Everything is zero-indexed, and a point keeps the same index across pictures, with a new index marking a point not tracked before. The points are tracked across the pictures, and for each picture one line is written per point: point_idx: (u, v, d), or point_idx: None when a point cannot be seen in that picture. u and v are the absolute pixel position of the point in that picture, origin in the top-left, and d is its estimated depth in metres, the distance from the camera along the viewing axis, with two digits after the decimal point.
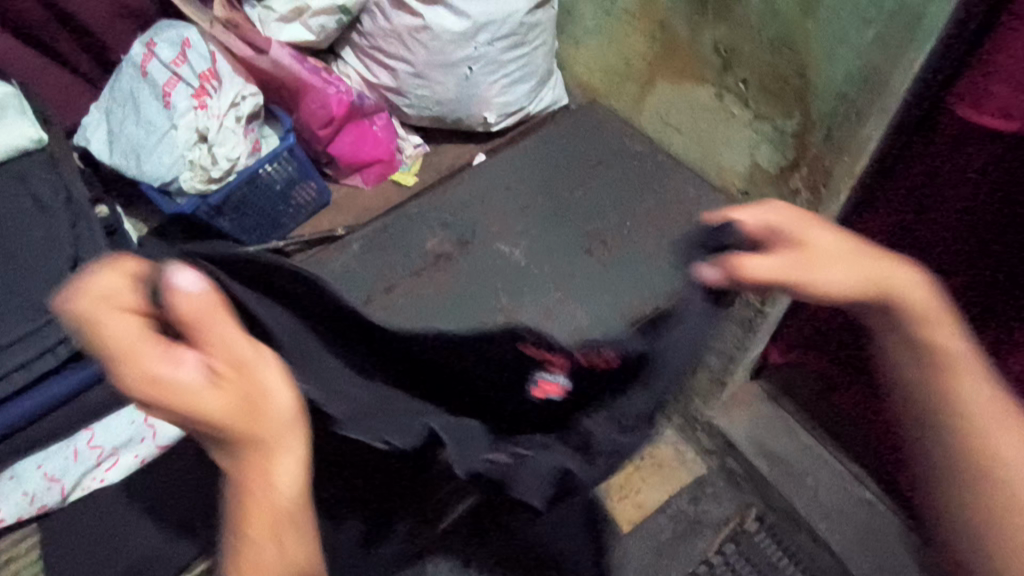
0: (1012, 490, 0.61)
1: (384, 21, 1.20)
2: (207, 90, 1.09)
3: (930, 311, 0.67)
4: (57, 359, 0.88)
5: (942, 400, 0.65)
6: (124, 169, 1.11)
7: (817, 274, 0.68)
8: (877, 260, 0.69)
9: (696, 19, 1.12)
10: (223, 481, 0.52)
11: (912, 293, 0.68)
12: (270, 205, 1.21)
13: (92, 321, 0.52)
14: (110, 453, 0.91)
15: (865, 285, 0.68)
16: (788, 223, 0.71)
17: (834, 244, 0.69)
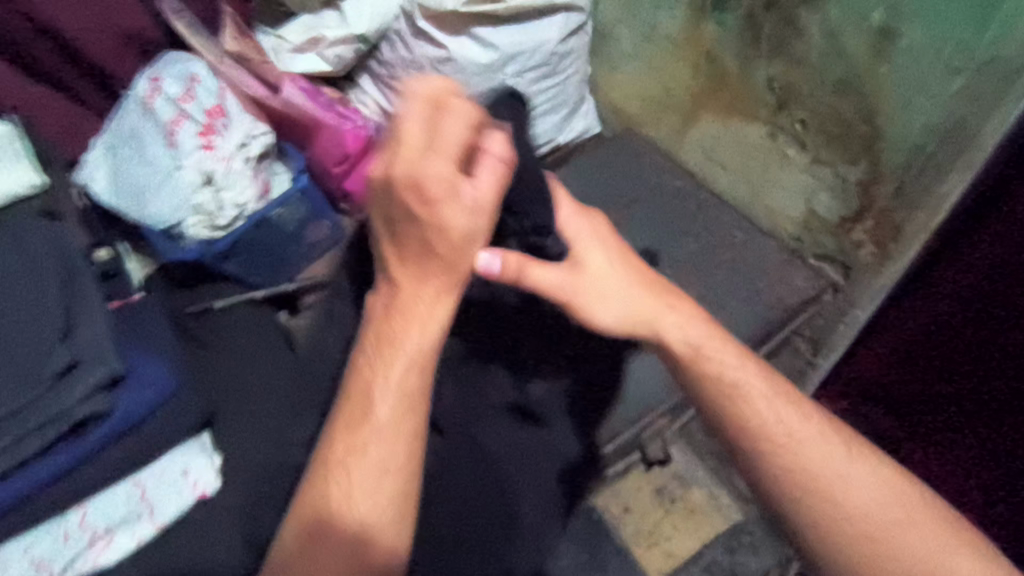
0: (834, 509, 0.71)
1: (404, 51, 1.09)
2: (215, 128, 1.01)
3: (702, 346, 0.78)
4: (45, 441, 0.75)
5: (743, 431, 0.75)
6: (126, 212, 1.03)
7: (600, 298, 0.80)
8: (650, 295, 0.81)
9: (748, 52, 1.01)
10: (386, 289, 0.66)
11: (673, 321, 0.80)
12: (281, 245, 1.15)
13: (436, 103, 0.61)
14: (104, 533, 0.83)
15: (651, 308, 0.80)
16: (582, 241, 0.82)
17: (616, 260, 0.81)
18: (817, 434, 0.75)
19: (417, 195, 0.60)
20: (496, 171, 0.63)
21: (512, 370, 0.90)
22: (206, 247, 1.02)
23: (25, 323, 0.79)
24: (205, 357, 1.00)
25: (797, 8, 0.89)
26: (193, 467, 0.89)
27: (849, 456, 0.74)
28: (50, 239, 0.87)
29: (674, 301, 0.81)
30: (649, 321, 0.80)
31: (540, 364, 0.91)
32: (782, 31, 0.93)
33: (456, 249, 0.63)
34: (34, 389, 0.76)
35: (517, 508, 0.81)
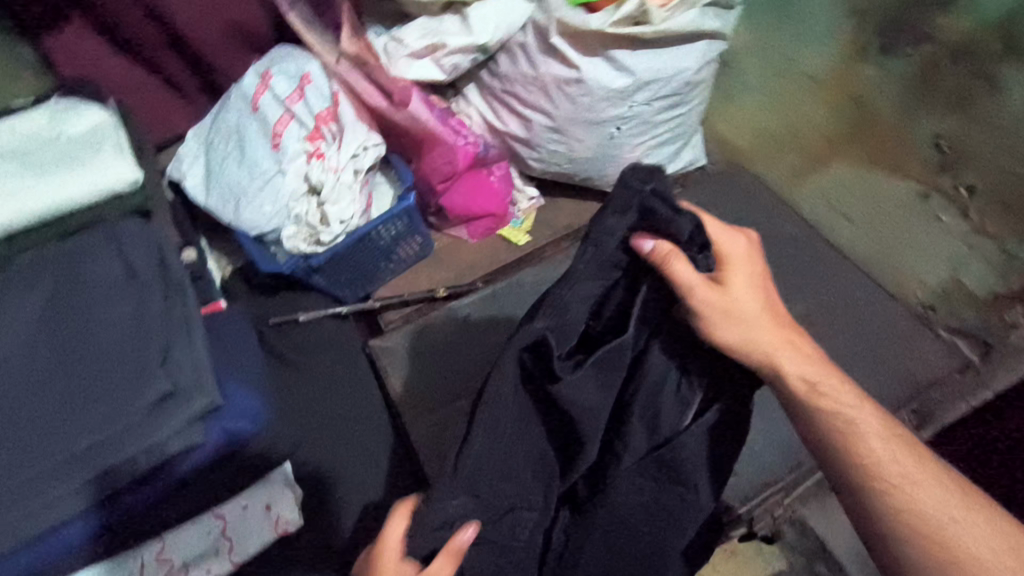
0: (943, 530, 0.58)
1: (527, 66, 1.01)
2: (323, 134, 0.94)
3: (815, 378, 0.65)
4: (138, 473, 0.69)
5: (846, 454, 0.62)
6: (219, 213, 0.96)
7: (731, 318, 0.63)
8: (781, 328, 0.67)
9: (924, 99, 0.97)
10: None
11: (793, 351, 0.66)
12: (372, 259, 1.07)
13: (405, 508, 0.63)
14: (179, 568, 0.79)
15: (778, 341, 0.66)
16: (727, 255, 0.67)
17: (752, 286, 0.67)
18: (938, 483, 0.61)
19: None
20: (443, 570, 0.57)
21: (652, 409, 0.64)
22: (302, 260, 0.96)
23: (123, 339, 0.73)
24: (299, 378, 0.96)
25: (997, 62, 0.88)
26: (276, 501, 0.83)
27: (976, 508, 0.60)
28: (147, 246, 0.80)
29: (799, 339, 0.68)
30: (774, 352, 0.65)
31: (686, 403, 0.64)
32: (970, 84, 0.92)
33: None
34: (127, 416, 0.69)
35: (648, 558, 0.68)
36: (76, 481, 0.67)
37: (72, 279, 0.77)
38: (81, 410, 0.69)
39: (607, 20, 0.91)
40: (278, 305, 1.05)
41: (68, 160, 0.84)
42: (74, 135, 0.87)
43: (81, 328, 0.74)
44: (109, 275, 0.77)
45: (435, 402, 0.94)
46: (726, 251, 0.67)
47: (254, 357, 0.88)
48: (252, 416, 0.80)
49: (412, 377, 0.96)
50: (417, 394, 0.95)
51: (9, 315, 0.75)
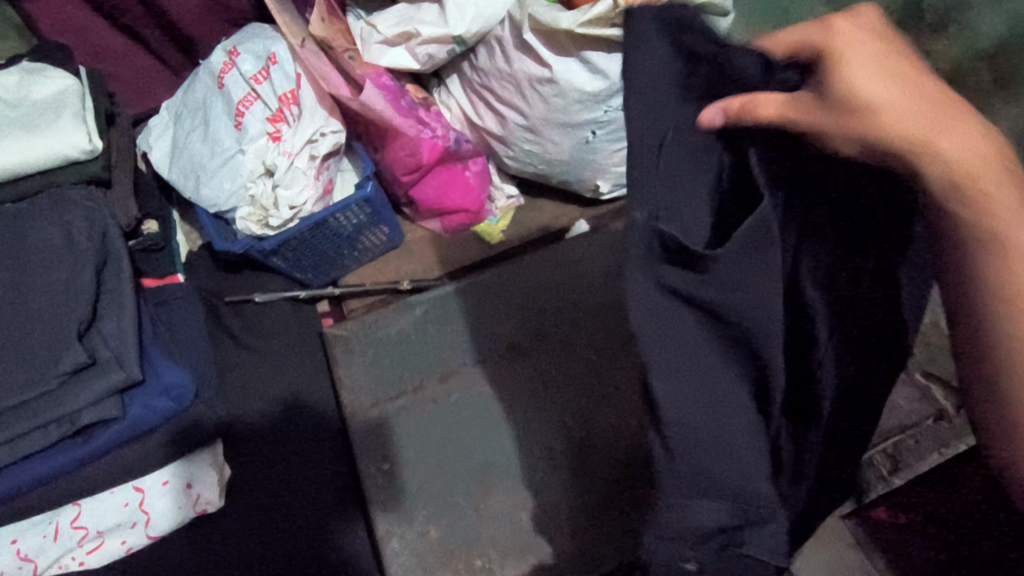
0: None
1: (503, 62, 0.97)
2: (286, 116, 0.93)
3: (976, 171, 0.44)
4: (48, 441, 0.70)
5: (989, 285, 0.44)
6: (180, 187, 0.96)
7: (853, 128, 0.44)
8: (938, 117, 0.44)
9: None
10: None
11: (975, 155, 0.44)
12: (335, 247, 1.06)
13: None
14: (95, 534, 0.80)
15: (949, 134, 0.44)
16: (837, 52, 0.45)
17: (900, 73, 0.45)
18: None
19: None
20: None
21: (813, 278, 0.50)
22: (254, 242, 0.94)
23: (50, 308, 0.74)
24: (245, 360, 0.95)
25: None
26: (198, 480, 0.83)
27: None
28: (88, 216, 0.80)
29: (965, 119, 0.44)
30: (955, 157, 0.44)
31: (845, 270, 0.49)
32: None
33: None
34: (39, 385, 0.70)
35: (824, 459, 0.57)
36: None
37: (9, 242, 0.77)
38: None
39: (579, 20, 0.86)
40: (237, 284, 1.04)
41: (26, 124, 0.84)
42: (39, 100, 0.88)
43: (11, 294, 0.74)
44: (46, 243, 0.77)
45: (379, 396, 0.95)
46: (825, 40, 0.45)
47: (197, 335, 0.89)
48: (177, 394, 0.79)
49: (359, 372, 0.96)
50: (362, 389, 0.95)
51: None
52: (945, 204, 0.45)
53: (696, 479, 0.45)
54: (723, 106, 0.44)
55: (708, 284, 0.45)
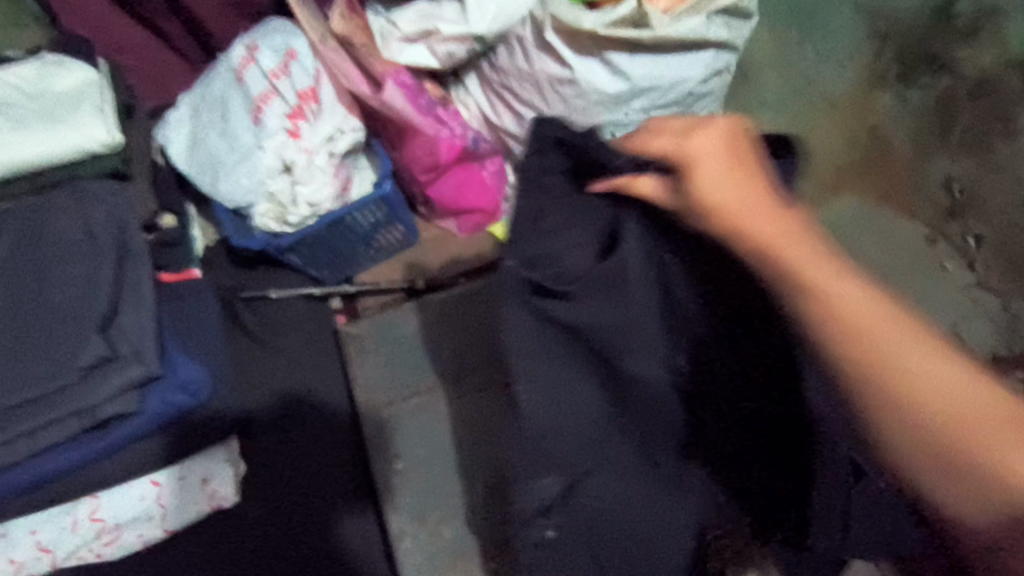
0: (964, 452, 0.40)
1: (523, 61, 0.96)
2: (304, 113, 0.93)
3: (787, 242, 0.49)
4: (68, 433, 0.71)
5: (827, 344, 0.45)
6: (197, 182, 0.96)
7: (692, 209, 0.54)
8: (752, 200, 0.51)
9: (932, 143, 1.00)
10: None
11: (776, 219, 0.50)
12: (350, 244, 1.06)
13: None
14: (113, 527, 0.80)
15: (768, 203, 0.51)
16: (669, 142, 0.55)
17: (728, 155, 0.54)
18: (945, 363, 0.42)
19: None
20: None
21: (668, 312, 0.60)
22: (272, 239, 0.95)
23: (70, 301, 0.74)
24: (262, 356, 0.96)
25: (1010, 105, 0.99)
26: (213, 475, 0.83)
27: None
28: (108, 209, 0.80)
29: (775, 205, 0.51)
30: (774, 221, 0.50)
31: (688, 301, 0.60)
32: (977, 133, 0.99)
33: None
34: (61, 377, 0.70)
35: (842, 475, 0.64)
36: (13, 432, 0.69)
37: (31, 236, 0.78)
38: (21, 366, 0.71)
39: (603, 20, 0.87)
40: (253, 281, 1.05)
41: (48, 116, 0.84)
42: (60, 92, 0.88)
43: (32, 285, 0.75)
44: (68, 235, 0.78)
45: (393, 395, 0.94)
46: (664, 141, 0.56)
47: (211, 330, 0.87)
48: (193, 391, 0.79)
49: (372, 372, 0.96)
50: (377, 388, 0.95)
51: None
52: (752, 262, 0.50)
53: (539, 461, 0.63)
54: (605, 185, 0.61)
55: (573, 308, 0.61)
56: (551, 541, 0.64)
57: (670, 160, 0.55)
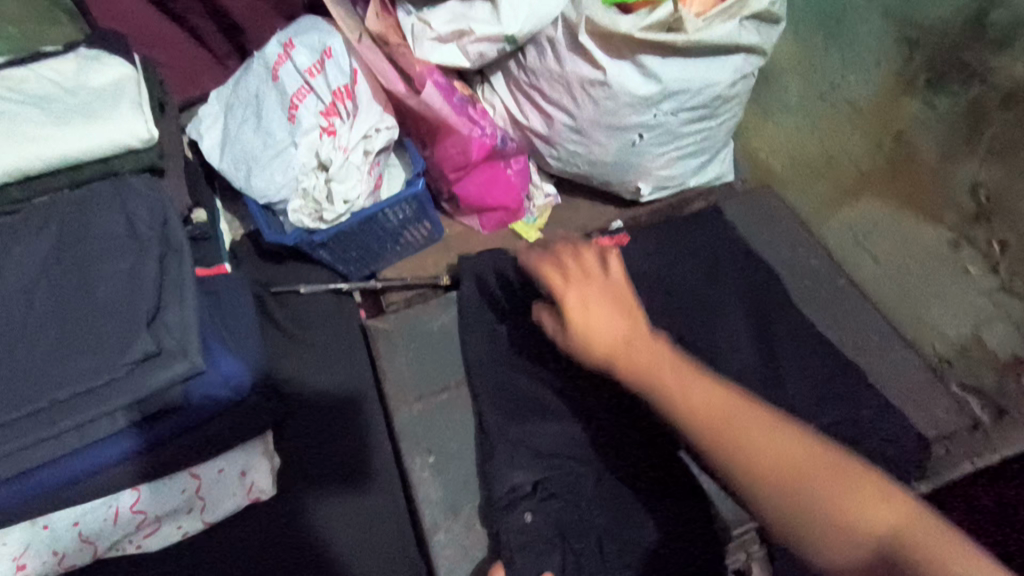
0: (805, 507, 0.50)
1: (554, 61, 0.97)
2: (339, 110, 0.94)
3: (655, 353, 0.59)
4: (116, 427, 0.72)
5: (689, 429, 0.56)
6: (230, 178, 0.96)
7: (587, 338, 0.61)
8: (628, 317, 0.62)
9: (958, 150, 1.07)
10: None
11: (641, 336, 0.60)
12: (378, 241, 1.06)
13: None
14: (153, 520, 0.81)
15: (623, 328, 0.61)
16: (555, 277, 0.64)
17: (591, 293, 0.63)
18: (776, 431, 0.54)
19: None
20: None
21: None
22: (306, 235, 0.95)
23: (116, 297, 0.75)
24: (291, 350, 0.97)
25: None
26: (252, 469, 0.85)
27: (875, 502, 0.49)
28: (149, 205, 0.82)
29: (644, 324, 0.61)
30: (622, 342, 0.60)
31: None
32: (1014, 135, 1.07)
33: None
34: (108, 372, 0.70)
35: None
36: (60, 427, 0.69)
37: (78, 231, 0.79)
38: (66, 362, 0.71)
39: (639, 24, 0.89)
40: (283, 274, 1.06)
41: (85, 111, 0.85)
42: (96, 87, 0.88)
43: (78, 281, 0.76)
44: (112, 232, 0.79)
45: (424, 389, 0.98)
46: (548, 269, 0.65)
47: (247, 323, 0.89)
48: (235, 384, 0.81)
49: (402, 366, 1.00)
50: (406, 383, 0.99)
51: (19, 257, 0.77)
52: (633, 380, 0.59)
53: (519, 452, 0.85)
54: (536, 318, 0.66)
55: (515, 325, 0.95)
56: (530, 526, 0.80)
57: (556, 288, 0.63)
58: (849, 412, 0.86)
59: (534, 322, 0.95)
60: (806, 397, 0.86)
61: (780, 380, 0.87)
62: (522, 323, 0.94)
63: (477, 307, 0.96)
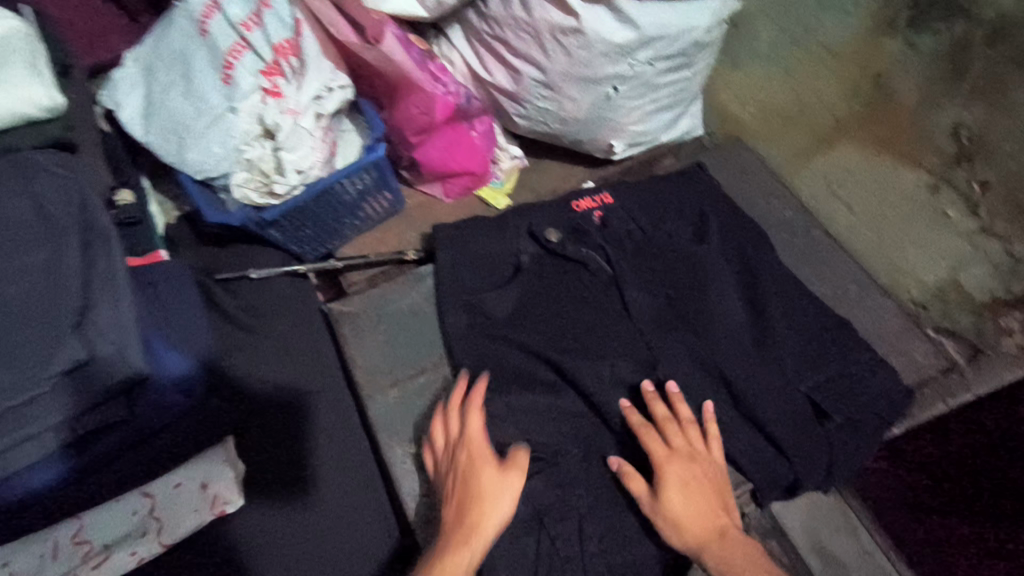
0: None
1: (519, 8, 0.88)
2: (282, 69, 0.82)
3: (733, 539, 0.69)
4: (44, 451, 0.62)
5: None
6: (159, 152, 0.83)
7: (675, 518, 0.70)
8: (713, 500, 0.72)
9: (937, 94, 1.07)
10: (453, 483, 0.73)
11: (723, 523, 0.70)
12: (334, 216, 0.96)
13: (480, 506, 0.71)
14: (102, 549, 0.73)
15: (714, 514, 0.71)
16: (658, 449, 0.74)
17: (693, 474, 0.72)
18: None
19: (443, 427, 0.78)
20: (519, 465, 0.74)
21: (564, 283, 0.87)
22: (253, 213, 0.84)
23: (29, 297, 0.63)
24: (247, 343, 0.87)
25: None
26: (214, 480, 0.77)
27: None
28: (63, 187, 0.70)
29: (728, 514, 0.72)
30: (715, 531, 0.70)
31: (575, 275, 0.87)
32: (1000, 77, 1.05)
33: (480, 494, 0.71)
34: (30, 391, 0.60)
35: (766, 425, 0.78)
36: None
37: None
38: None
39: None
40: (227, 258, 0.94)
41: None
42: None
43: None
44: (17, 219, 0.67)
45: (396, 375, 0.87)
46: (652, 437, 0.75)
47: (191, 313, 0.78)
48: (184, 386, 0.72)
49: (371, 351, 0.90)
50: (376, 369, 0.89)
51: None
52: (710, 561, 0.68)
53: (500, 439, 0.78)
54: (618, 469, 0.74)
55: (489, 299, 0.86)
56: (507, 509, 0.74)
57: (659, 461, 0.73)
58: (840, 366, 0.83)
59: (516, 290, 0.86)
60: (794, 355, 0.83)
61: (768, 337, 0.83)
62: (505, 292, 0.86)
63: (448, 280, 0.88)
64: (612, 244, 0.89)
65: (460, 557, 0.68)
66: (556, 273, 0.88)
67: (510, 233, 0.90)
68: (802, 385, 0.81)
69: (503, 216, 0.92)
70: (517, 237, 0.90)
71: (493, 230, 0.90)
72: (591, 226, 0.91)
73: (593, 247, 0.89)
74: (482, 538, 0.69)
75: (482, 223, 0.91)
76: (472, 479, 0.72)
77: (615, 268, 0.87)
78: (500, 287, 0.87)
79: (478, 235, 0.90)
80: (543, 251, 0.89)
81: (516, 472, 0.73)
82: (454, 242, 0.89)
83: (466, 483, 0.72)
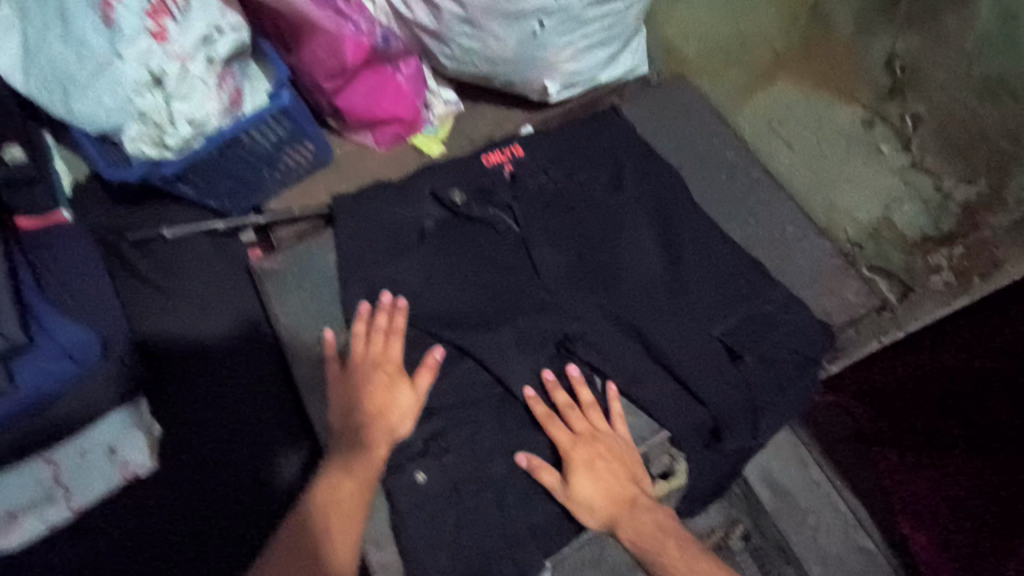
0: None
1: None
2: (167, 7, 0.74)
3: (642, 507, 0.72)
4: None
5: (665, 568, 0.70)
6: (44, 105, 0.77)
7: (587, 502, 0.72)
8: (622, 476, 0.73)
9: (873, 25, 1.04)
10: (364, 390, 0.74)
11: (632, 497, 0.72)
12: (251, 169, 0.91)
13: (387, 413, 0.73)
14: (10, 515, 0.76)
15: (623, 488, 0.73)
16: (562, 437, 0.73)
17: (598, 455, 0.73)
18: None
19: (362, 343, 0.76)
20: (428, 378, 0.75)
21: (469, 249, 0.84)
22: (153, 167, 0.81)
23: None
24: (156, 302, 0.86)
25: None
26: (122, 447, 0.79)
27: None
28: None
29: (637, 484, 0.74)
30: (626, 502, 0.72)
31: (481, 235, 0.85)
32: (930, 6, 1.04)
33: (390, 407, 0.73)
34: None
35: (679, 371, 0.78)
36: None
37: None
38: None
39: None
40: (141, 219, 0.91)
41: None
42: None
43: None
44: None
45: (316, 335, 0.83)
46: (557, 424, 0.74)
47: (91, 272, 0.79)
48: (76, 352, 0.73)
49: (293, 308, 0.84)
50: (299, 326, 0.83)
51: None
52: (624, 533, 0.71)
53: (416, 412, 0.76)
54: (528, 465, 0.73)
55: (408, 254, 0.83)
56: (423, 486, 0.73)
57: (564, 449, 0.73)
58: (749, 307, 0.82)
59: (428, 252, 0.83)
60: (708, 300, 0.82)
61: (680, 283, 0.82)
62: (416, 255, 0.83)
63: (348, 250, 0.83)
64: (519, 202, 0.86)
65: (375, 454, 0.72)
66: (471, 231, 0.85)
67: (419, 194, 0.87)
68: (713, 330, 0.80)
69: (415, 176, 0.88)
70: (419, 201, 0.86)
71: (394, 198, 0.86)
72: (499, 183, 0.88)
73: (499, 207, 0.86)
74: (388, 430, 0.73)
75: (388, 190, 0.87)
76: (384, 387, 0.74)
77: (523, 228, 0.84)
78: (407, 248, 0.84)
79: (388, 195, 0.86)
80: (442, 215, 0.86)
81: (422, 386, 0.75)
82: (358, 208, 0.85)
83: (382, 397, 0.74)
